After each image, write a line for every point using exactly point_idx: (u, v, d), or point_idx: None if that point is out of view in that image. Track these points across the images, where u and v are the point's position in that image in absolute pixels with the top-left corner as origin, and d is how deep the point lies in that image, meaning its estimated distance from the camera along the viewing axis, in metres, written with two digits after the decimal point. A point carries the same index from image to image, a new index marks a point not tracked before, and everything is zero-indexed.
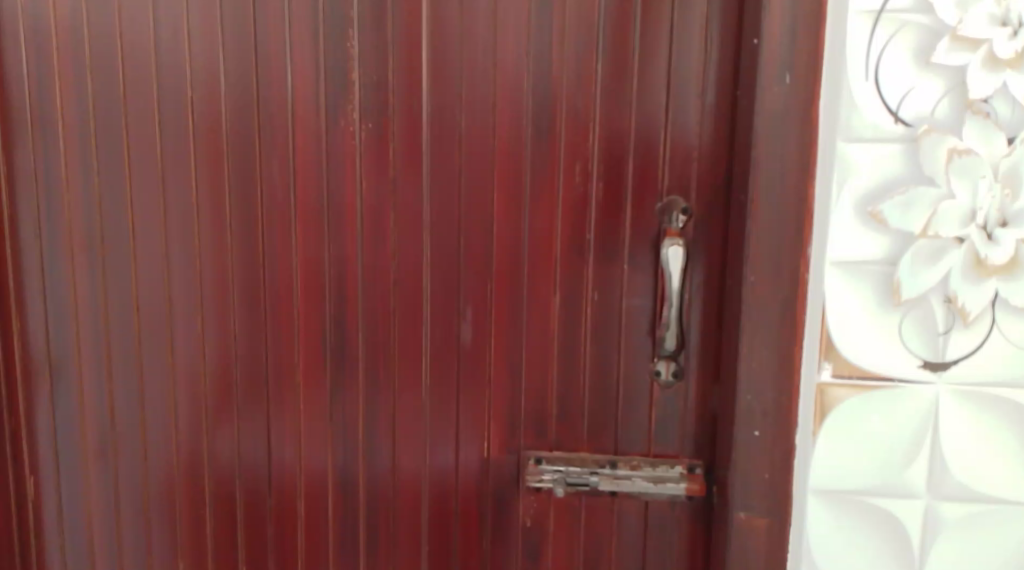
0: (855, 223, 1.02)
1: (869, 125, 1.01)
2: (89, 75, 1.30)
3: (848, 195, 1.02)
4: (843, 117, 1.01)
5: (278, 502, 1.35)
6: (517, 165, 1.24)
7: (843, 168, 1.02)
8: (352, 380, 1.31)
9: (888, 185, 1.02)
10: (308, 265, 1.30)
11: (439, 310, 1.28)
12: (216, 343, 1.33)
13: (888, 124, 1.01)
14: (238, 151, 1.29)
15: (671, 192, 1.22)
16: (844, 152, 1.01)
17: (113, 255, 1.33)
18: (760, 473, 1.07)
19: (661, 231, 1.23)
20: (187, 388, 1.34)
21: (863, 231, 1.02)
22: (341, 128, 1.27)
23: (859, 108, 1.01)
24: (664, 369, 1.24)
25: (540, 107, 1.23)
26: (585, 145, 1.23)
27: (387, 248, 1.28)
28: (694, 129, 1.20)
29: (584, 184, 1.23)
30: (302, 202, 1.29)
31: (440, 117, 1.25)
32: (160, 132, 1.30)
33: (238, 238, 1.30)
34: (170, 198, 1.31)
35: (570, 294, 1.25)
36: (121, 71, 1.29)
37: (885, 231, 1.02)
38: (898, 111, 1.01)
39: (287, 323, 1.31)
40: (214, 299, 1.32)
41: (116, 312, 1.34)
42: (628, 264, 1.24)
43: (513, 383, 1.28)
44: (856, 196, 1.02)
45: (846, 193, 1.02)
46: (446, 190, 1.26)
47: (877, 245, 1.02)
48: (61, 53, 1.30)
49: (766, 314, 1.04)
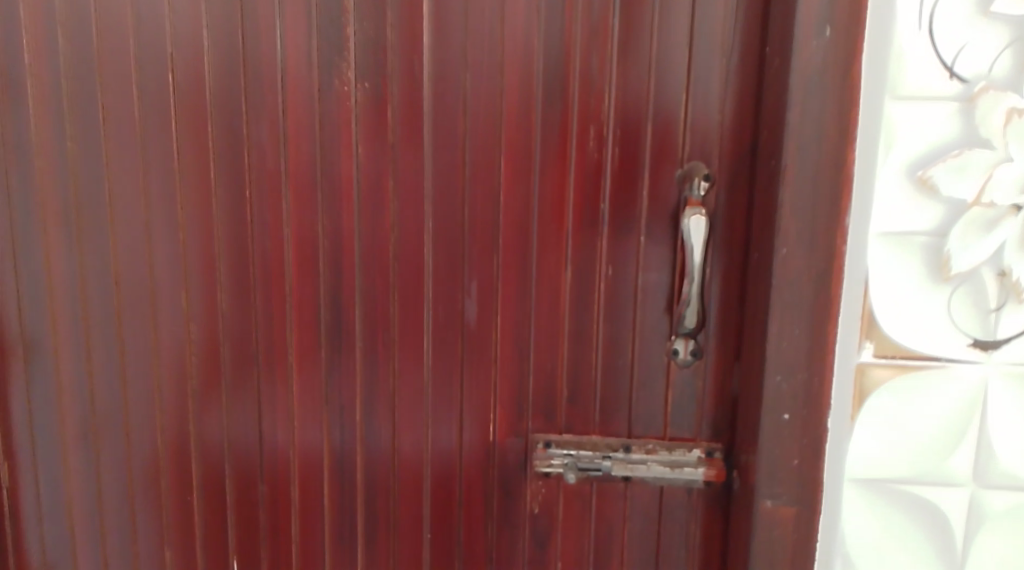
0: (902, 192, 0.94)
1: (920, 82, 0.93)
2: (61, 32, 1.20)
3: (895, 159, 0.94)
4: (892, 72, 0.93)
5: (271, 489, 1.27)
6: (526, 129, 1.15)
7: (890, 128, 0.94)
8: (348, 360, 1.23)
9: (940, 148, 0.93)
10: (301, 237, 1.21)
11: (441, 286, 1.20)
12: (202, 322, 1.25)
13: (941, 81, 0.92)
14: (224, 114, 1.20)
15: (691, 159, 1.13)
16: (892, 111, 0.93)
17: (91, 227, 1.24)
18: (788, 460, 1.00)
19: (681, 200, 1.14)
20: (171, 369, 1.26)
21: (910, 199, 0.94)
22: (336, 90, 1.18)
23: (908, 63, 0.92)
24: (682, 349, 1.16)
25: (549, 68, 1.14)
26: (598, 109, 1.14)
27: (386, 219, 1.19)
28: (716, 91, 1.12)
29: (598, 150, 1.15)
30: (294, 170, 1.20)
31: (443, 78, 1.16)
32: (139, 95, 1.21)
33: (225, 208, 1.22)
34: (151, 166, 1.22)
35: (582, 269, 1.17)
36: (96, 27, 1.19)
37: (935, 200, 0.94)
38: (953, 67, 0.92)
39: (279, 299, 1.23)
40: (201, 273, 1.23)
41: (94, 289, 1.25)
42: (645, 236, 1.16)
43: (521, 364, 1.20)
44: (903, 161, 0.94)
45: (892, 157, 0.94)
46: (448, 156, 1.17)
47: (926, 214, 0.95)
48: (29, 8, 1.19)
49: (797, 290, 0.97)
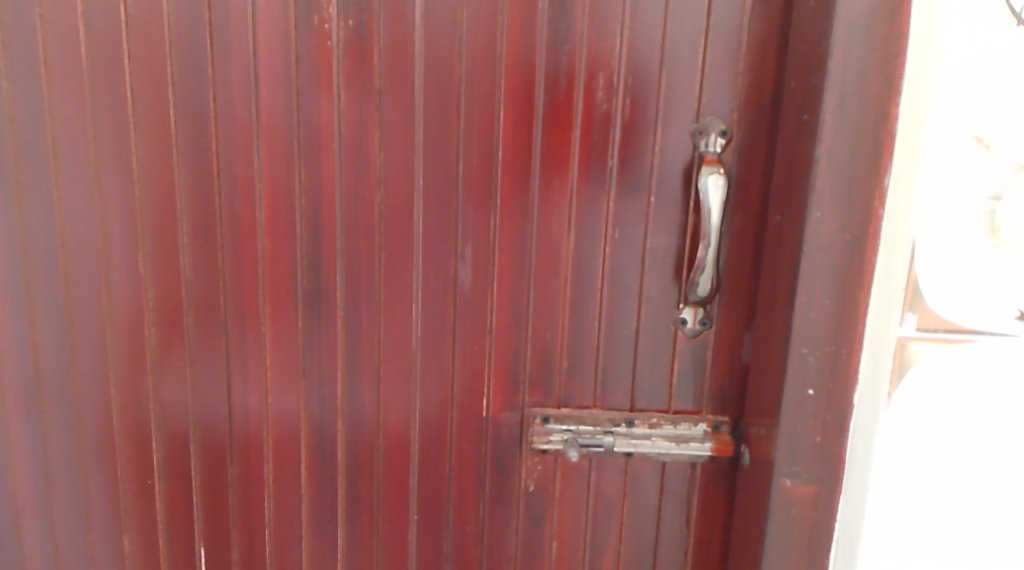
0: (956, 151, 0.87)
1: (983, 28, 0.86)
2: None
3: (950, 113, 0.87)
4: (955, 17, 0.86)
5: (243, 467, 1.17)
6: (528, 75, 1.06)
7: (946, 78, 0.86)
8: (328, 328, 1.13)
9: (998, 102, 0.86)
10: (276, 192, 1.10)
11: (433, 249, 1.10)
12: (161, 285, 1.13)
13: (1007, 29, 0.86)
14: (186, 54, 1.07)
15: (707, 112, 1.05)
16: (950, 60, 0.86)
17: (31, 179, 1.11)
18: (810, 436, 0.95)
19: (695, 157, 1.06)
20: (128, 337, 1.14)
21: (963, 157, 0.87)
22: (315, 28, 1.06)
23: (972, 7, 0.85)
24: (690, 318, 1.09)
25: (552, 8, 1.04)
26: (607, 56, 1.05)
27: (370, 173, 1.09)
28: (736, 39, 1.04)
29: (606, 100, 1.06)
30: (266, 117, 1.08)
31: (436, 17, 1.05)
32: (85, 30, 1.07)
33: (187, 159, 1.09)
34: (100, 111, 1.09)
35: (586, 229, 1.09)
36: None
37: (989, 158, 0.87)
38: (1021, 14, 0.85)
39: (251, 261, 1.11)
40: (160, 232, 1.11)
41: (37, 249, 1.12)
42: (655, 196, 1.08)
43: (517, 330, 1.12)
44: (959, 118, 0.87)
45: (947, 110, 0.87)
46: (441, 105, 1.07)
47: (978, 174, 0.87)
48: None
49: (830, 256, 0.91)
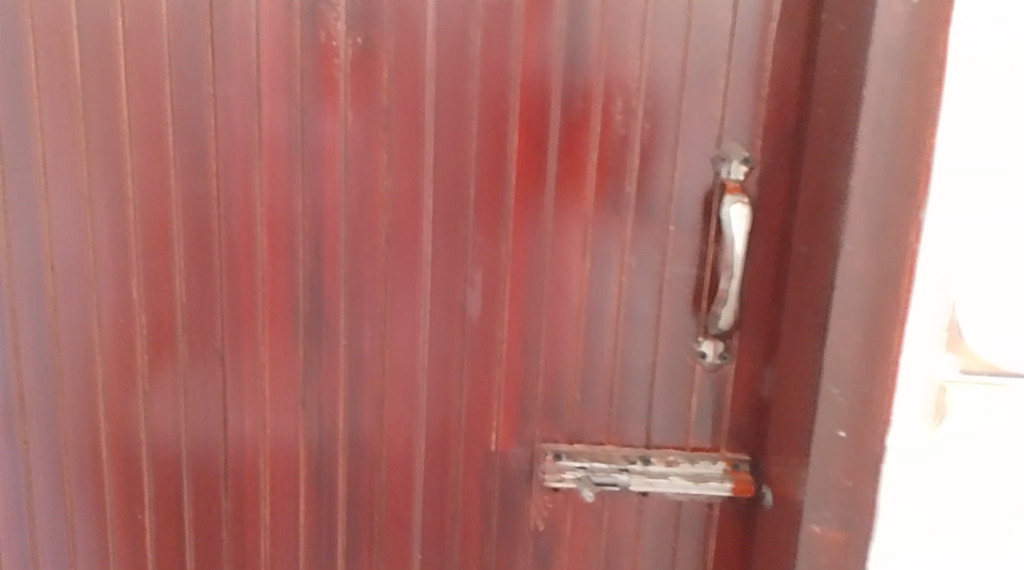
0: (1001, 191, 0.83)
1: None
2: None
3: (998, 144, 0.83)
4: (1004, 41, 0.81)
5: (237, 500, 1.12)
6: (542, 95, 1.01)
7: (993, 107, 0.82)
8: (329, 356, 1.07)
9: None
10: (276, 213, 1.05)
11: (440, 275, 1.05)
12: (154, 310, 1.07)
13: None
14: (184, 68, 1.02)
15: (730, 137, 1.01)
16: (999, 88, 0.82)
17: (17, 195, 1.05)
18: (839, 480, 0.90)
19: (716, 184, 1.02)
20: (117, 363, 1.09)
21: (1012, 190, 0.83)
22: (321, 43, 1.01)
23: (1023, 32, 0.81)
24: (710, 352, 1.05)
25: (569, 26, 0.99)
26: (626, 76, 1.00)
27: (375, 194, 1.04)
28: (761, 60, 0.99)
29: (624, 123, 1.01)
30: (268, 135, 1.03)
31: (448, 33, 1.00)
32: (77, 43, 1.02)
33: (183, 178, 1.04)
34: (91, 126, 1.04)
35: (601, 257, 1.04)
36: None
37: None
38: None
39: (250, 286, 1.06)
40: (154, 254, 1.06)
41: (23, 269, 1.07)
42: (674, 224, 1.03)
43: (527, 361, 1.07)
44: (1008, 155, 0.83)
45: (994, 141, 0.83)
46: (452, 125, 1.02)
47: None
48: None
49: (861, 292, 0.86)
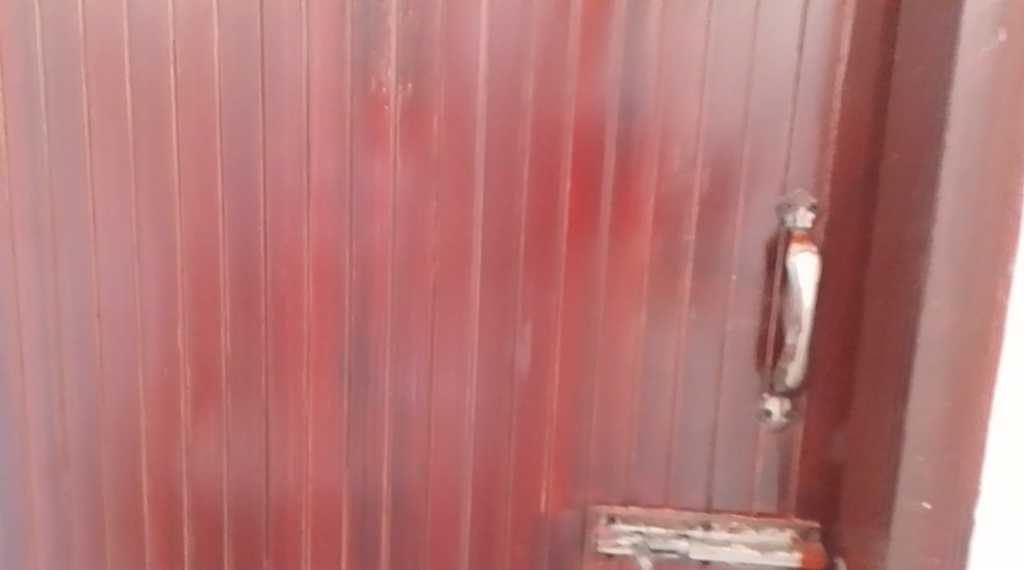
0: None
1: None
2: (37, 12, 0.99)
3: None
4: None
5: (279, 557, 1.09)
6: (597, 143, 0.98)
7: None
8: (375, 410, 1.04)
9: None
10: (323, 264, 1.02)
11: (490, 329, 1.02)
12: (199, 361, 1.05)
13: None
14: (235, 118, 1.00)
15: (796, 185, 0.96)
16: None
17: (67, 243, 1.04)
18: (923, 557, 0.83)
19: (782, 233, 0.97)
20: (161, 415, 1.07)
21: None
22: (370, 91, 0.98)
23: None
24: (776, 411, 0.99)
25: (626, 71, 0.96)
26: (685, 124, 0.96)
27: (424, 243, 1.01)
28: (828, 107, 0.94)
29: (683, 172, 0.97)
30: (316, 184, 1.01)
31: (500, 81, 0.97)
32: (129, 90, 1.01)
33: (231, 227, 1.02)
34: (142, 176, 1.02)
35: (658, 312, 1.00)
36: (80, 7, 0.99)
37: None
38: None
39: (295, 338, 1.04)
40: (199, 304, 1.04)
41: (70, 319, 1.05)
42: (737, 276, 0.98)
43: (580, 418, 1.02)
44: None
45: None
46: (504, 175, 0.99)
47: None
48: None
49: (946, 352, 0.80)
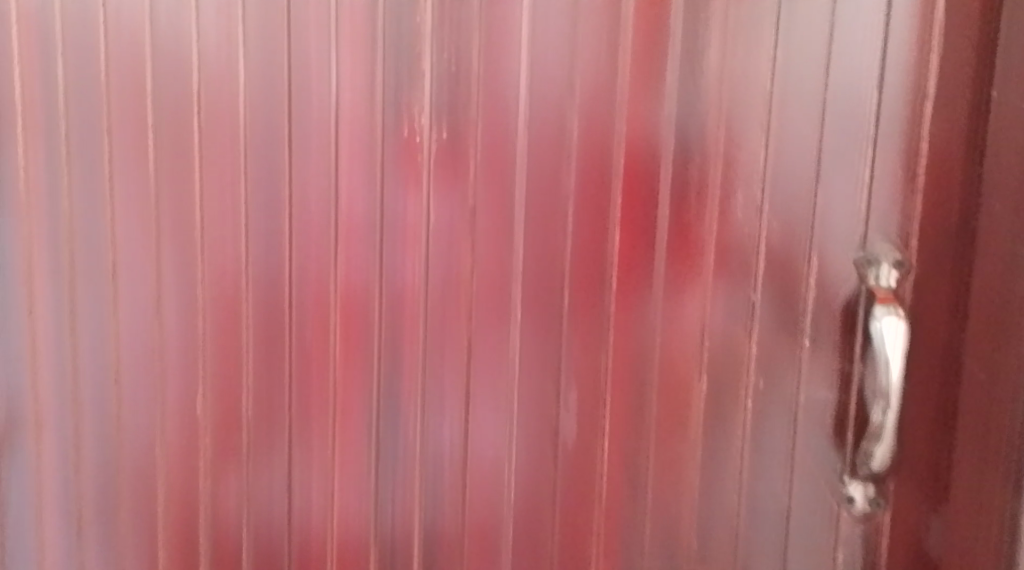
0: None
1: None
2: (58, 42, 0.90)
3: None
4: None
5: None
6: (649, 191, 0.88)
7: None
8: (406, 486, 0.94)
9: None
10: (351, 325, 0.93)
11: (530, 396, 0.92)
12: (222, 429, 0.95)
13: None
14: (263, 162, 0.91)
15: (875, 237, 0.86)
16: None
17: (88, 297, 0.93)
18: None
19: (861, 290, 0.87)
20: (182, 488, 0.96)
21: None
22: (403, 136, 0.90)
23: None
24: (859, 497, 0.88)
25: (684, 112, 0.87)
26: (749, 169, 0.87)
27: (459, 301, 0.92)
28: (913, 150, 0.85)
29: (747, 223, 0.88)
30: (344, 238, 0.92)
31: (543, 126, 0.88)
32: (152, 131, 0.91)
33: (258, 282, 0.93)
34: (166, 224, 0.92)
35: (721, 377, 0.90)
36: (102, 38, 0.90)
37: None
38: None
39: (320, 407, 0.94)
40: (224, 366, 0.94)
41: (89, 382, 0.94)
42: (811, 339, 0.88)
43: (632, 495, 0.92)
44: None
45: None
46: (547, 226, 0.90)
47: None
48: (20, 9, 0.89)
49: None
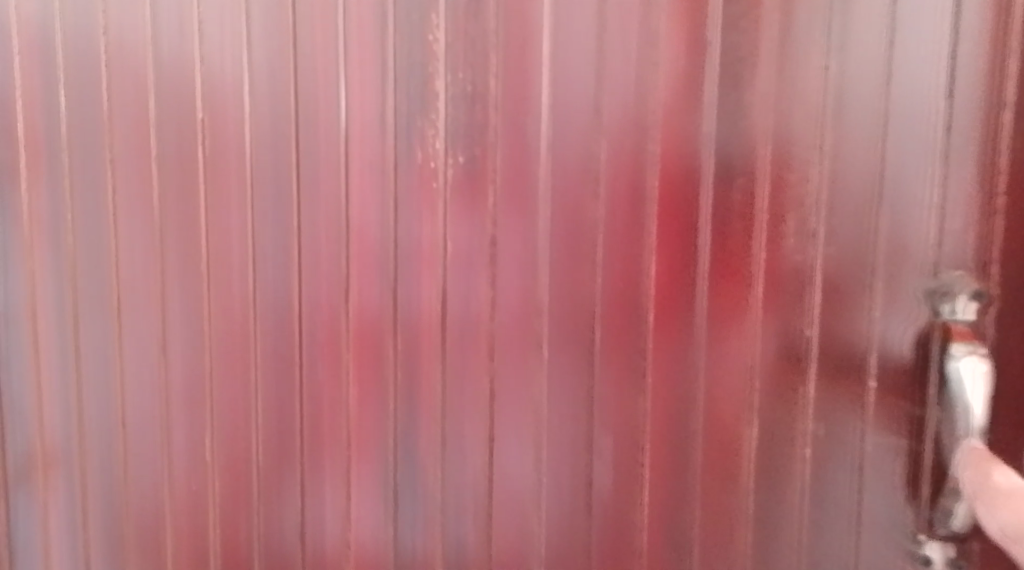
0: None
1: None
2: (59, 71, 0.85)
3: None
4: None
5: None
6: (689, 217, 0.80)
7: None
8: (427, 545, 0.86)
9: None
10: (365, 368, 0.85)
11: (561, 446, 0.83)
12: (231, 481, 0.88)
13: None
14: (269, 193, 0.84)
15: (948, 265, 0.77)
16: None
17: (91, 340, 0.88)
18: None
19: (932, 326, 0.77)
20: (189, 545, 0.89)
21: None
22: (417, 163, 0.82)
23: None
24: (937, 559, 0.79)
25: (726, 130, 0.78)
26: (801, 190, 0.78)
27: (481, 342, 0.83)
28: (989, 164, 0.76)
29: (800, 250, 0.79)
30: (357, 274, 0.84)
31: (571, 149, 0.80)
32: (156, 163, 0.85)
33: (267, 323, 0.86)
34: (170, 261, 0.86)
35: (774, 421, 0.81)
36: (104, 65, 0.84)
37: None
38: None
39: (334, 458, 0.86)
40: (232, 413, 0.87)
41: (94, 431, 0.88)
42: (877, 380, 0.79)
43: (677, 552, 0.83)
44: None
45: None
46: (577, 259, 0.81)
47: None
48: (20, 35, 0.85)
49: None
